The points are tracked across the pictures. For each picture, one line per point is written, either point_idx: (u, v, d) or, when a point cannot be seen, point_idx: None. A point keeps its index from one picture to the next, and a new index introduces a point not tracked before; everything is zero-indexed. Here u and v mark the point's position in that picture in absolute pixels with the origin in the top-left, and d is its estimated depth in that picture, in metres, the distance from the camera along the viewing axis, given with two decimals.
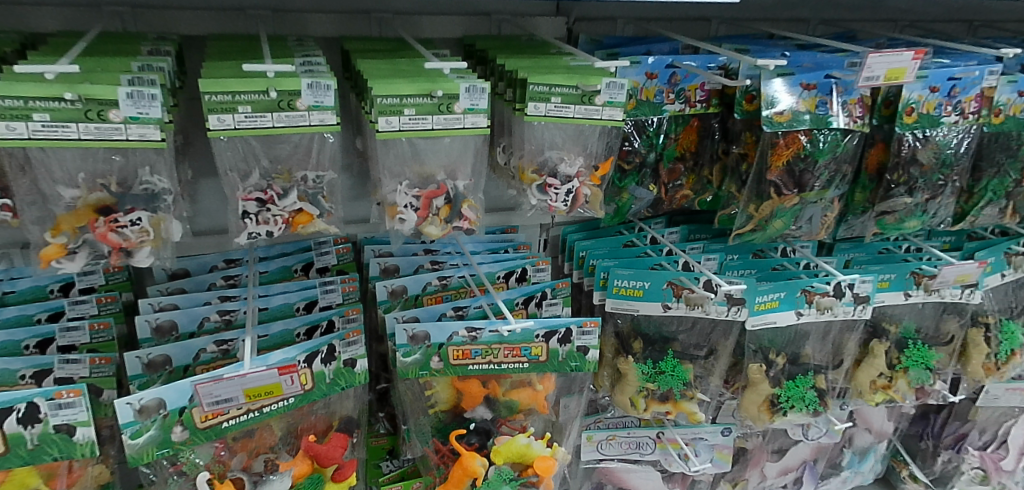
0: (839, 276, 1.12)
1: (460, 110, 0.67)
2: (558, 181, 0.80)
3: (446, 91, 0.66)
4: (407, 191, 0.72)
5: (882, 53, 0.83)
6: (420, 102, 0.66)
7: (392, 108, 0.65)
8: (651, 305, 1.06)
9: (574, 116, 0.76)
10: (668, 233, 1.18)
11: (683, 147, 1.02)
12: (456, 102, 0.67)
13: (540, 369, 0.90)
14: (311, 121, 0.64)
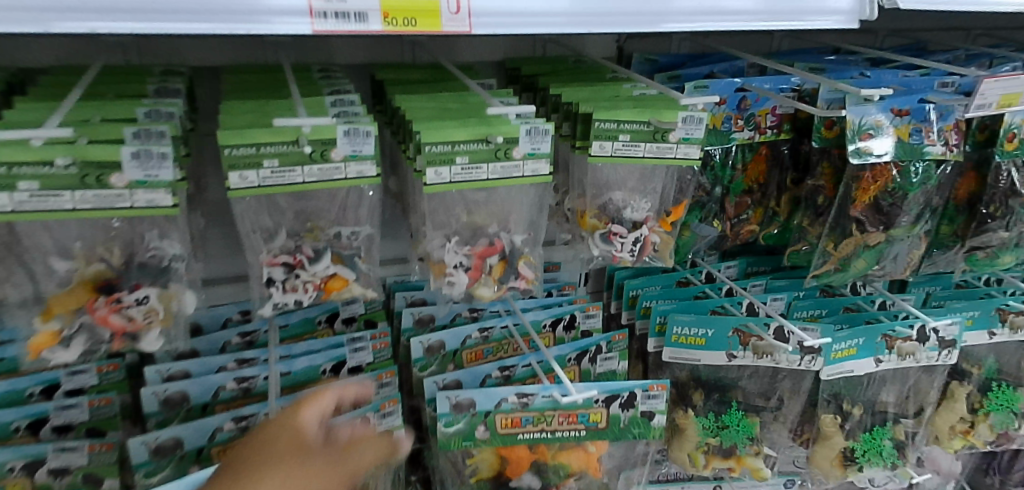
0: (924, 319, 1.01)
1: (520, 157, 0.57)
2: (623, 229, 0.69)
3: (506, 136, 0.56)
4: (457, 249, 0.62)
5: (999, 79, 0.76)
6: (475, 150, 0.56)
7: (444, 157, 0.56)
8: (715, 354, 0.95)
9: (644, 156, 0.65)
10: (725, 267, 1.06)
11: (751, 179, 0.92)
12: (517, 147, 0.57)
13: (598, 437, 0.80)
14: (347, 174, 0.56)
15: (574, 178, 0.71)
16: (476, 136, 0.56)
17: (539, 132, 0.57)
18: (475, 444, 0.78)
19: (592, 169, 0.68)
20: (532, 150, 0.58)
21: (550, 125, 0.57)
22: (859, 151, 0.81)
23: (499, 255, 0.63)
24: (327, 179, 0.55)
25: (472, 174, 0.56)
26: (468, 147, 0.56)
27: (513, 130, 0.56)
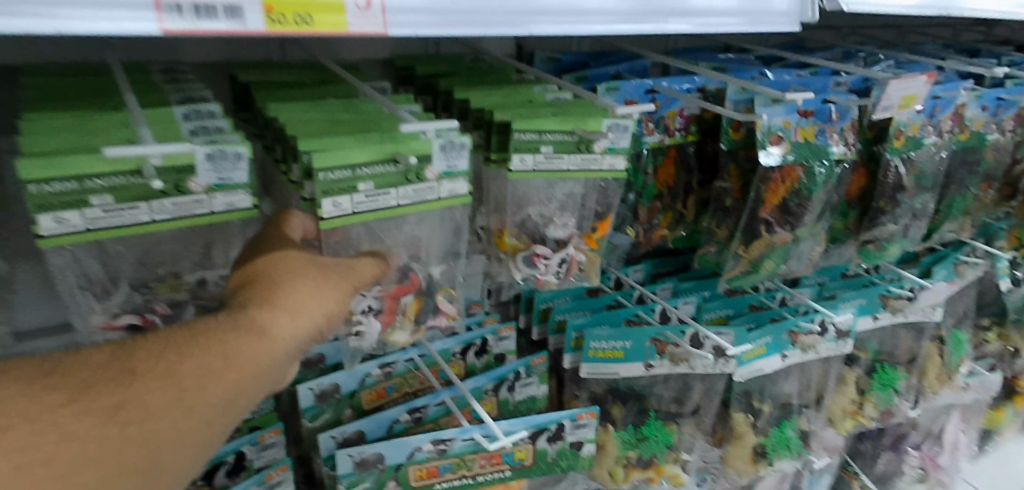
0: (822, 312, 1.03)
1: (433, 176, 0.51)
2: (548, 249, 0.62)
3: (418, 155, 0.49)
4: (369, 294, 0.57)
5: (901, 80, 0.81)
6: (382, 172, 0.48)
7: (344, 183, 0.47)
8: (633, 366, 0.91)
9: (568, 170, 0.58)
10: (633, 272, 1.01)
11: (661, 184, 0.87)
12: (429, 165, 0.50)
13: (524, 475, 0.73)
14: (212, 207, 0.46)
15: (487, 196, 0.62)
16: (382, 157, 0.48)
17: (453, 146, 0.51)
18: None
19: (509, 186, 0.59)
20: (446, 167, 0.51)
21: (465, 139, 0.51)
22: (768, 152, 0.79)
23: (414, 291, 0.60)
24: (184, 214, 0.46)
25: (380, 201, 0.49)
26: (374, 169, 0.48)
27: (424, 147, 0.49)
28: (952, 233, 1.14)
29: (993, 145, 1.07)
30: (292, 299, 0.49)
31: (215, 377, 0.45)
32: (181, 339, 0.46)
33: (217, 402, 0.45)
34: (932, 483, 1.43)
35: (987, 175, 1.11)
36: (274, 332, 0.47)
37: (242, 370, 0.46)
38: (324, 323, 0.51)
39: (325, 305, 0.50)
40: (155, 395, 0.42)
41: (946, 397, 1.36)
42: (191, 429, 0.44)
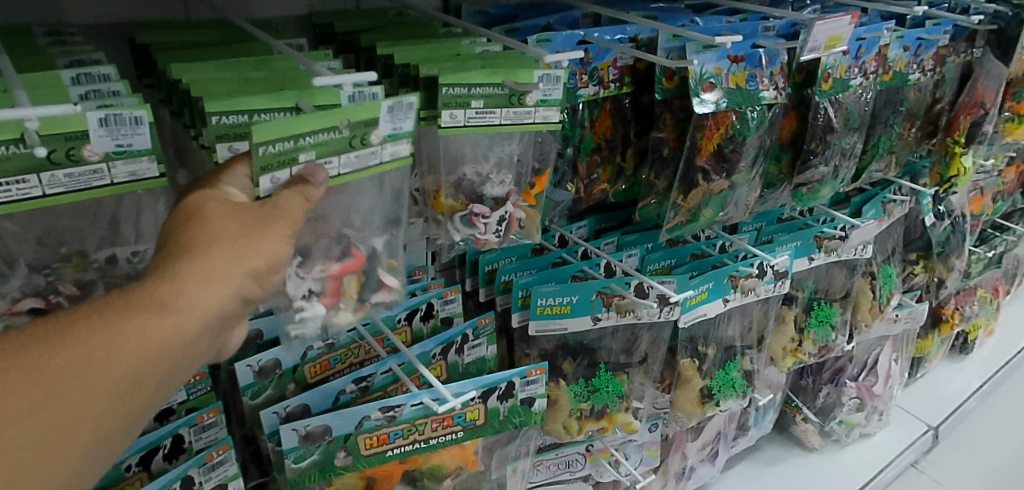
0: (760, 256, 1.05)
1: (374, 140, 0.51)
2: (486, 208, 0.61)
3: (365, 123, 0.49)
4: (303, 275, 0.54)
5: (827, 21, 0.82)
6: (325, 141, 0.48)
7: (284, 155, 0.46)
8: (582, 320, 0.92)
9: (501, 123, 0.57)
10: (577, 229, 1.01)
11: (599, 136, 0.86)
12: (373, 128, 0.50)
13: (477, 435, 0.73)
14: (112, 178, 0.44)
15: (420, 155, 0.61)
16: (325, 126, 0.47)
17: (400, 108, 0.50)
18: (340, 471, 0.68)
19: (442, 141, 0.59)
20: (390, 130, 0.51)
21: (412, 99, 0.51)
22: (702, 101, 0.80)
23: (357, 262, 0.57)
24: (81, 187, 0.43)
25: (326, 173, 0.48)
26: (314, 137, 0.47)
27: (364, 112, 0.49)
28: (880, 172, 1.18)
29: (915, 84, 1.11)
30: (207, 264, 0.43)
31: (117, 354, 0.39)
32: (88, 310, 0.40)
33: (124, 381, 0.40)
34: (869, 411, 1.50)
35: (911, 114, 1.15)
36: (183, 304, 0.42)
37: (149, 344, 0.41)
38: (247, 285, 0.45)
39: (247, 265, 0.44)
40: (34, 390, 0.37)
41: (879, 330, 1.42)
42: (87, 423, 0.39)
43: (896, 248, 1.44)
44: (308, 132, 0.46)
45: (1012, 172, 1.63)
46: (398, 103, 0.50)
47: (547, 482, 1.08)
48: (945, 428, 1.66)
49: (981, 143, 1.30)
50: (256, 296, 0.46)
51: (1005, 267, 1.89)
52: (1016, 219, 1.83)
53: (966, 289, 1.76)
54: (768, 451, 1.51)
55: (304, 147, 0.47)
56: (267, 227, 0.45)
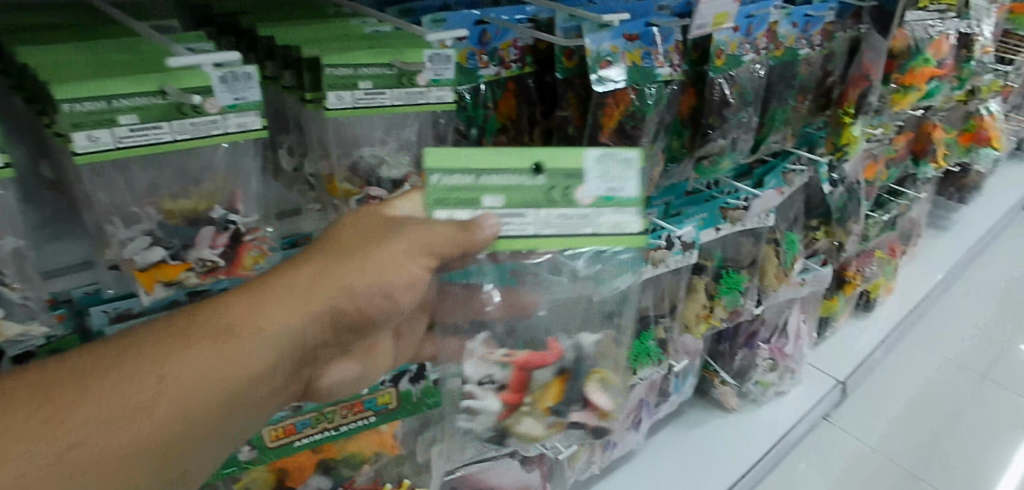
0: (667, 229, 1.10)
1: (585, 202, 0.62)
2: (383, 191, 0.64)
3: (199, 92, 0.48)
4: (203, 250, 0.57)
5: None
6: (523, 187, 0.61)
7: (462, 192, 0.60)
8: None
9: (392, 104, 0.56)
10: None
11: (503, 116, 0.87)
12: (581, 183, 0.61)
13: (389, 418, 0.79)
14: None
15: (311, 136, 0.61)
16: (501, 169, 0.60)
17: (616, 166, 0.62)
18: (253, 463, 0.73)
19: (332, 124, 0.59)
20: (608, 188, 0.62)
21: (250, 68, 0.50)
22: (600, 78, 0.81)
23: (261, 243, 0.61)
24: None
25: (146, 136, 0.47)
26: (502, 179, 0.60)
27: (566, 165, 0.61)
28: (778, 143, 1.23)
29: (805, 59, 1.16)
30: (315, 285, 0.56)
31: (229, 351, 0.51)
32: (202, 318, 0.52)
33: (235, 373, 0.52)
34: (781, 371, 1.58)
35: (803, 87, 1.20)
36: (280, 316, 0.54)
37: (257, 345, 0.53)
38: (342, 299, 0.57)
39: (346, 282, 0.57)
40: (136, 367, 0.48)
41: (786, 294, 1.49)
42: (175, 394, 0.48)
43: (799, 216, 1.51)
44: (491, 169, 0.60)
45: (901, 140, 1.74)
46: (611, 155, 0.62)
47: (474, 462, 1.09)
48: (850, 382, 1.78)
49: (867, 113, 1.37)
50: (354, 309, 0.58)
51: (900, 229, 2.02)
52: (908, 184, 1.96)
53: (866, 251, 1.86)
54: (689, 415, 1.58)
55: (496, 189, 0.61)
56: (370, 255, 0.58)
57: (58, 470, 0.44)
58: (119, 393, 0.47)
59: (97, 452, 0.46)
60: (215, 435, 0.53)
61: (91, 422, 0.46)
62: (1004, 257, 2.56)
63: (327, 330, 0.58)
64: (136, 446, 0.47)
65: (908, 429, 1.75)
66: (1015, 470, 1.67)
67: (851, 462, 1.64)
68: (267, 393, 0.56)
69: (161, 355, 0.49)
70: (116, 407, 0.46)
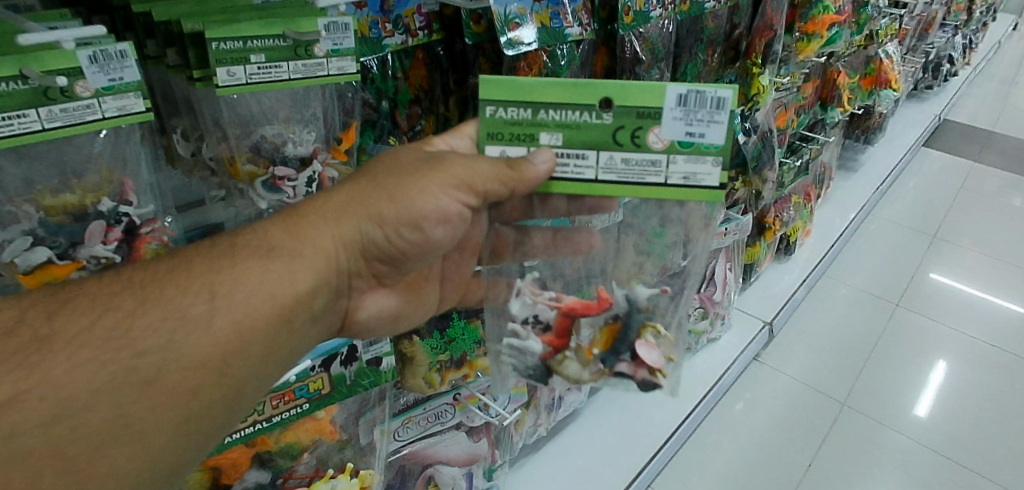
0: None
1: (657, 146, 0.60)
2: (291, 171, 0.62)
3: (66, 73, 0.48)
4: (99, 246, 0.55)
5: None
6: (584, 125, 0.61)
7: (520, 126, 0.62)
8: (517, 300, 0.79)
9: (290, 78, 0.56)
10: None
11: (415, 86, 0.85)
12: (654, 125, 0.60)
13: (325, 404, 0.77)
14: None
15: (206, 119, 0.60)
16: (567, 104, 0.60)
17: (699, 105, 0.59)
18: None
19: (226, 104, 0.58)
20: (685, 131, 0.60)
21: (124, 47, 0.50)
22: (511, 42, 0.78)
23: (160, 235, 0.59)
24: None
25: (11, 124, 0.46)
26: (562, 116, 0.61)
27: (636, 102, 0.60)
28: None
29: (712, 12, 1.18)
30: (346, 211, 0.61)
31: (270, 270, 0.57)
32: (243, 241, 0.58)
33: (277, 294, 0.57)
34: (712, 318, 1.64)
35: (712, 41, 1.22)
36: (311, 240, 0.59)
37: (295, 265, 0.58)
38: (370, 224, 0.61)
39: (371, 209, 0.61)
40: (187, 290, 0.53)
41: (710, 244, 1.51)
42: (223, 313, 0.54)
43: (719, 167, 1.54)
44: (552, 103, 0.60)
45: (808, 87, 1.81)
46: (694, 95, 0.59)
47: (420, 437, 1.09)
48: (777, 322, 1.86)
49: (772, 63, 1.38)
50: (383, 236, 0.62)
51: (813, 173, 2.12)
52: (818, 129, 2.04)
53: (783, 197, 1.93)
54: None
55: (553, 126, 0.61)
56: (398, 180, 0.61)
57: (134, 374, 0.49)
58: (176, 304, 0.52)
59: (161, 361, 0.50)
60: (272, 354, 0.58)
61: (156, 327, 0.51)
62: (910, 194, 2.72)
63: (359, 257, 0.63)
64: (202, 355, 0.52)
65: (831, 360, 1.86)
66: (927, 389, 1.81)
67: (781, 397, 1.74)
68: (312, 318, 0.61)
69: (211, 271, 0.55)
70: (175, 316, 0.52)
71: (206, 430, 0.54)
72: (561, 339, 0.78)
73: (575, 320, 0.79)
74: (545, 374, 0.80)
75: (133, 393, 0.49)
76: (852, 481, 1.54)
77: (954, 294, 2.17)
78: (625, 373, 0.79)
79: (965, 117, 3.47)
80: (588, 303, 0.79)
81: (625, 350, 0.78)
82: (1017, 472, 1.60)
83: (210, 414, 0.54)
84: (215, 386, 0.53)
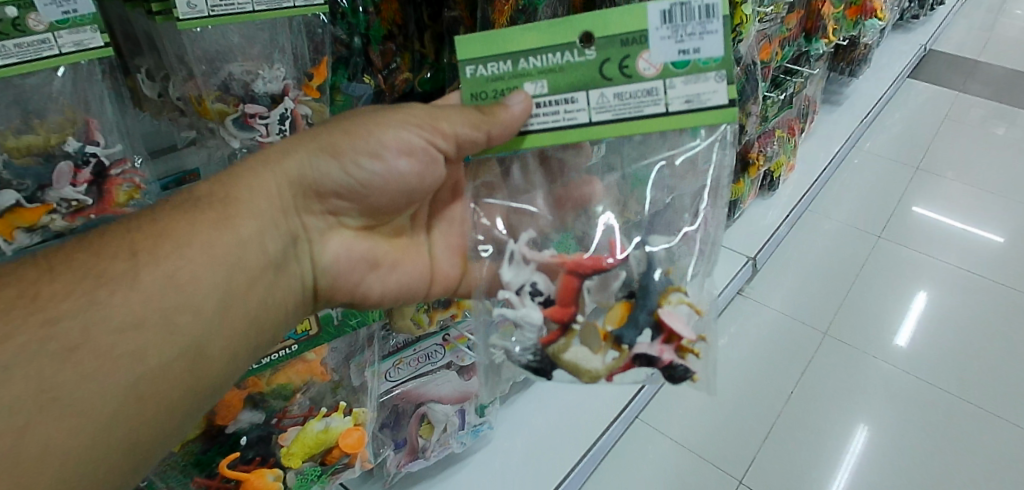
0: None
1: (648, 73, 0.63)
2: (262, 108, 0.61)
3: (17, 4, 0.46)
4: (75, 189, 0.54)
5: None
6: (568, 66, 0.64)
7: (501, 81, 0.66)
8: (508, 268, 0.75)
9: (255, 10, 0.55)
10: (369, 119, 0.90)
11: (389, 21, 0.80)
12: (643, 50, 0.63)
13: (313, 344, 0.80)
14: None
15: (171, 56, 0.58)
16: (546, 48, 0.64)
17: (683, 24, 0.62)
18: None
19: (190, 38, 0.57)
20: (677, 52, 0.63)
21: None
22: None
23: (130, 176, 0.59)
24: None
25: None
26: (545, 60, 0.64)
27: (619, 33, 0.63)
28: None
29: None
30: (294, 150, 0.63)
31: (199, 222, 0.59)
32: (162, 200, 0.60)
33: (213, 245, 0.59)
34: None
35: None
36: (249, 186, 0.62)
37: (231, 213, 0.62)
38: (327, 160, 0.64)
39: (322, 146, 0.63)
40: (112, 261, 0.55)
41: None
42: (151, 272, 0.56)
43: None
44: (531, 51, 0.64)
45: (793, 18, 1.77)
46: (678, 10, 0.62)
47: (411, 377, 1.11)
48: (759, 257, 1.87)
49: None
50: (341, 169, 0.65)
51: (797, 108, 2.10)
52: (802, 61, 2.01)
53: (766, 132, 1.91)
54: None
55: (537, 73, 0.65)
56: (352, 120, 0.65)
57: (51, 342, 0.52)
58: (98, 266, 0.55)
59: (83, 325, 0.53)
60: (223, 311, 0.60)
61: (78, 287, 0.54)
62: (892, 126, 2.72)
63: (312, 198, 0.67)
64: (132, 316, 0.54)
65: (813, 293, 1.90)
66: (907, 317, 1.85)
67: (764, 330, 1.78)
68: (270, 266, 0.64)
69: (132, 231, 0.57)
70: (94, 279, 0.54)
71: (165, 399, 0.56)
72: (565, 309, 0.72)
73: (581, 283, 0.73)
74: (546, 361, 0.72)
75: (56, 364, 0.51)
76: (830, 407, 1.60)
77: (934, 224, 2.19)
78: (649, 354, 0.69)
79: (951, 46, 3.44)
80: (595, 259, 0.74)
81: (641, 322, 0.71)
82: (991, 393, 1.66)
83: (163, 379, 0.56)
84: (160, 349, 0.55)
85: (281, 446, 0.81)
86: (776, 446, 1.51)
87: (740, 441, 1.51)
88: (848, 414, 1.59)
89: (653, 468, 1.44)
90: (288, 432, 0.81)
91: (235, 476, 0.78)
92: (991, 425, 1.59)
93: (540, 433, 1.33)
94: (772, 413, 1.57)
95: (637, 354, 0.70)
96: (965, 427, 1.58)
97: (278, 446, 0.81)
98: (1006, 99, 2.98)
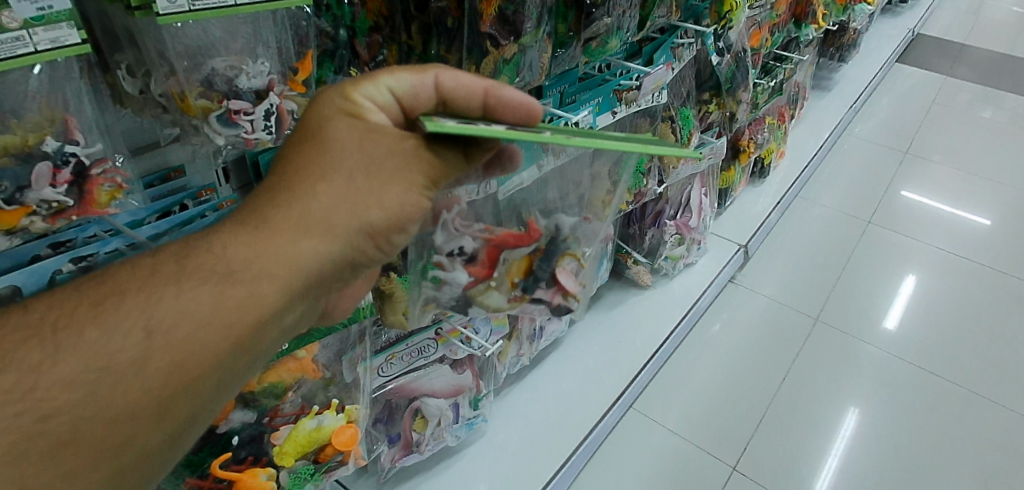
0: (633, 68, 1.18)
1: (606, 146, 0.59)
2: (246, 104, 0.60)
3: None
4: (55, 191, 0.53)
5: None
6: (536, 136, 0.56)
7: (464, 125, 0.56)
8: (443, 233, 0.79)
9: (235, 4, 0.54)
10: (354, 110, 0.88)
11: (374, 12, 0.79)
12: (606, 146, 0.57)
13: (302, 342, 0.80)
14: None
15: (150, 52, 0.56)
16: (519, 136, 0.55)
17: None
18: None
19: (169, 34, 0.55)
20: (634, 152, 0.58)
21: None
22: None
23: (111, 176, 0.57)
24: None
25: None
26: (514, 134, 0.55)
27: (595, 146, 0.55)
28: (662, 17, 1.16)
29: None
30: (331, 222, 0.56)
31: (220, 300, 0.51)
32: (193, 264, 0.52)
33: (234, 324, 0.52)
34: (688, 243, 1.63)
35: None
36: (279, 257, 0.54)
37: (258, 288, 0.53)
38: (362, 236, 0.58)
39: (358, 217, 0.57)
40: (124, 343, 0.47)
41: (684, 171, 1.48)
42: (161, 357, 0.48)
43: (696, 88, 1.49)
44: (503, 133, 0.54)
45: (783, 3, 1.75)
46: None
47: (404, 372, 1.10)
48: (751, 244, 1.87)
49: None
50: (371, 242, 0.59)
51: (787, 94, 2.10)
52: (791, 48, 2.01)
53: (757, 119, 1.90)
54: (609, 297, 1.63)
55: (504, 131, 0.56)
56: (387, 186, 0.58)
57: (43, 438, 0.44)
58: (107, 350, 0.47)
59: (76, 420, 0.45)
60: (224, 394, 0.54)
61: (81, 376, 0.46)
62: (882, 111, 2.72)
63: (346, 270, 0.59)
64: (126, 410, 0.47)
65: (805, 281, 1.90)
66: (897, 301, 1.86)
67: (756, 316, 1.78)
68: (280, 335, 0.57)
69: (149, 307, 0.49)
70: (98, 366, 0.46)
71: (140, 476, 0.50)
72: (487, 269, 0.81)
73: (502, 255, 0.81)
74: (464, 301, 0.84)
75: (43, 460, 0.44)
76: (826, 394, 1.60)
77: (924, 208, 2.20)
78: (540, 298, 0.86)
79: (938, 30, 3.45)
80: (518, 237, 0.83)
81: (546, 279, 0.86)
82: (980, 376, 1.68)
83: (147, 460, 0.50)
84: (152, 436, 0.49)
85: (274, 445, 0.80)
86: (769, 433, 1.51)
87: (732, 428, 1.51)
88: (843, 400, 1.59)
89: (649, 458, 1.44)
90: (281, 431, 0.80)
91: (228, 476, 0.76)
92: (980, 408, 1.60)
93: (533, 425, 1.33)
94: (763, 401, 1.57)
95: (534, 296, 0.86)
96: (956, 411, 1.59)
97: (270, 445, 0.79)
98: (993, 82, 3.00)
